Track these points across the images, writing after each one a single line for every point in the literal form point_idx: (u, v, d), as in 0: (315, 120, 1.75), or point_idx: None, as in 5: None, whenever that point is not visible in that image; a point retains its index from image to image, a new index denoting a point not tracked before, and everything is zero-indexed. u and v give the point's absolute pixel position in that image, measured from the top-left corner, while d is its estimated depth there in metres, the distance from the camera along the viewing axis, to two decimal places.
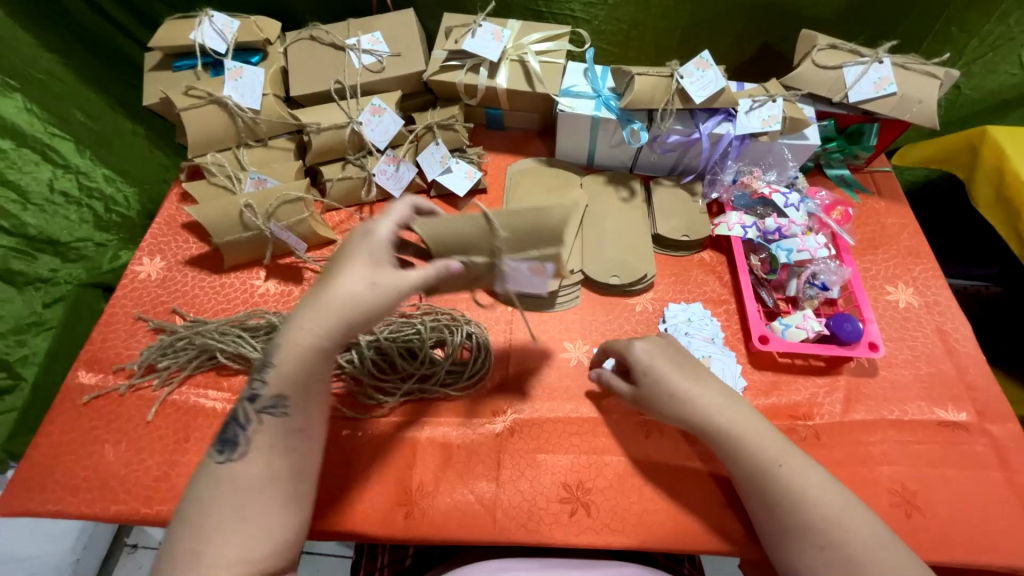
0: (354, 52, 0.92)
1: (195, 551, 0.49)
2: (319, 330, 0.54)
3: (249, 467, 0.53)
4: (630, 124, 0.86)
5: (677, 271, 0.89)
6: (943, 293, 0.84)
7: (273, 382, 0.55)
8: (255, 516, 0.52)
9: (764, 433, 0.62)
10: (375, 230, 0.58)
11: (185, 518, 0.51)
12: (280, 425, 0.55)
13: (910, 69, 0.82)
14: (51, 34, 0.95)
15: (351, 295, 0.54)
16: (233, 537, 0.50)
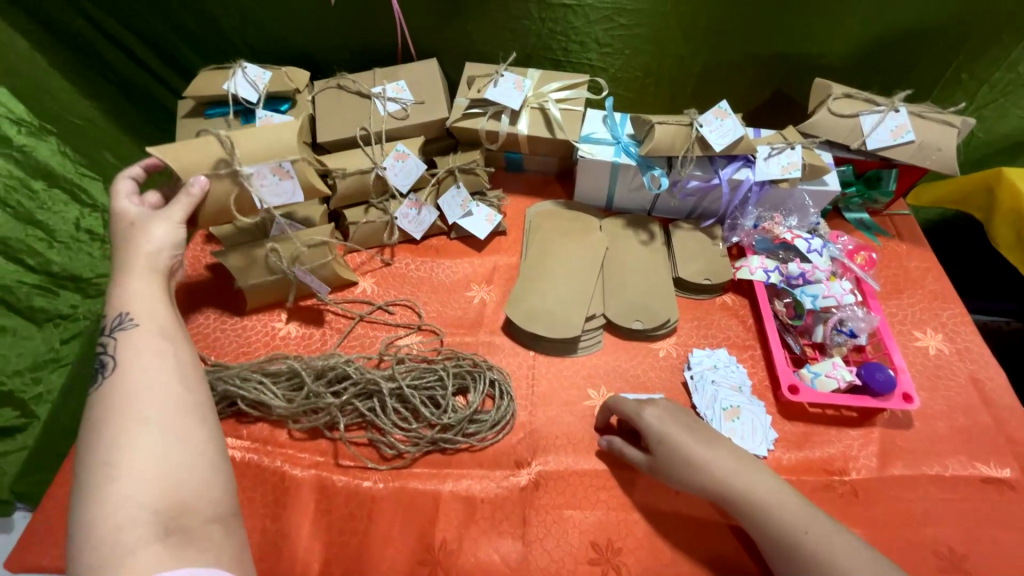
0: (379, 100, 0.95)
1: (98, 473, 0.45)
2: (147, 277, 0.60)
3: (127, 376, 0.51)
4: (651, 170, 0.88)
5: (699, 315, 0.88)
6: (974, 340, 0.83)
7: (139, 307, 0.57)
8: (178, 426, 0.49)
9: (787, 499, 0.60)
10: (121, 199, 0.67)
11: (84, 446, 0.47)
12: (134, 332, 0.54)
13: (926, 117, 0.83)
14: (86, 81, 0.99)
15: (144, 233, 0.63)
16: (148, 444, 0.47)
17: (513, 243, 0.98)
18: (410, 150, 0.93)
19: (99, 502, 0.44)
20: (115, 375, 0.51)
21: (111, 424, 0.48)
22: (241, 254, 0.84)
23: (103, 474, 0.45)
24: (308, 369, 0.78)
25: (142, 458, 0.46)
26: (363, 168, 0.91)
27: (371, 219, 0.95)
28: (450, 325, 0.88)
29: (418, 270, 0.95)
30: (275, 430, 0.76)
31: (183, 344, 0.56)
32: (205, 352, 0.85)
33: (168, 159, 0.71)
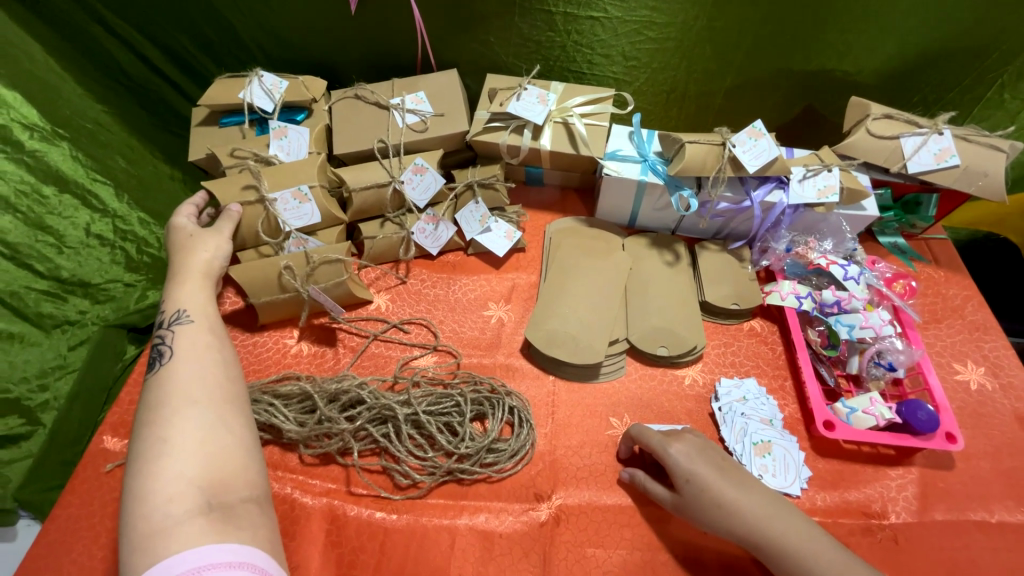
0: (397, 112, 0.92)
1: (152, 445, 0.50)
2: (198, 286, 0.69)
3: (182, 364, 0.59)
4: (679, 190, 0.84)
5: (726, 341, 0.85)
6: (1019, 375, 0.79)
7: (191, 307, 0.65)
8: (223, 414, 0.55)
9: (823, 547, 0.56)
10: (180, 216, 0.77)
11: (141, 423, 0.53)
12: (191, 327, 0.63)
13: (972, 140, 0.79)
14: (100, 85, 0.98)
15: (200, 249, 0.73)
16: (197, 424, 0.53)
17: (532, 260, 0.95)
18: (429, 164, 0.90)
19: (152, 470, 0.48)
20: (170, 365, 0.58)
21: (167, 404, 0.54)
22: (256, 271, 0.82)
23: (157, 448, 0.50)
24: (320, 392, 0.75)
25: (193, 434, 0.51)
26: (382, 182, 0.89)
27: (387, 233, 0.92)
28: (467, 346, 0.85)
29: (434, 288, 0.92)
30: (286, 454, 0.74)
31: (228, 343, 0.63)
32: None
33: (212, 188, 0.85)
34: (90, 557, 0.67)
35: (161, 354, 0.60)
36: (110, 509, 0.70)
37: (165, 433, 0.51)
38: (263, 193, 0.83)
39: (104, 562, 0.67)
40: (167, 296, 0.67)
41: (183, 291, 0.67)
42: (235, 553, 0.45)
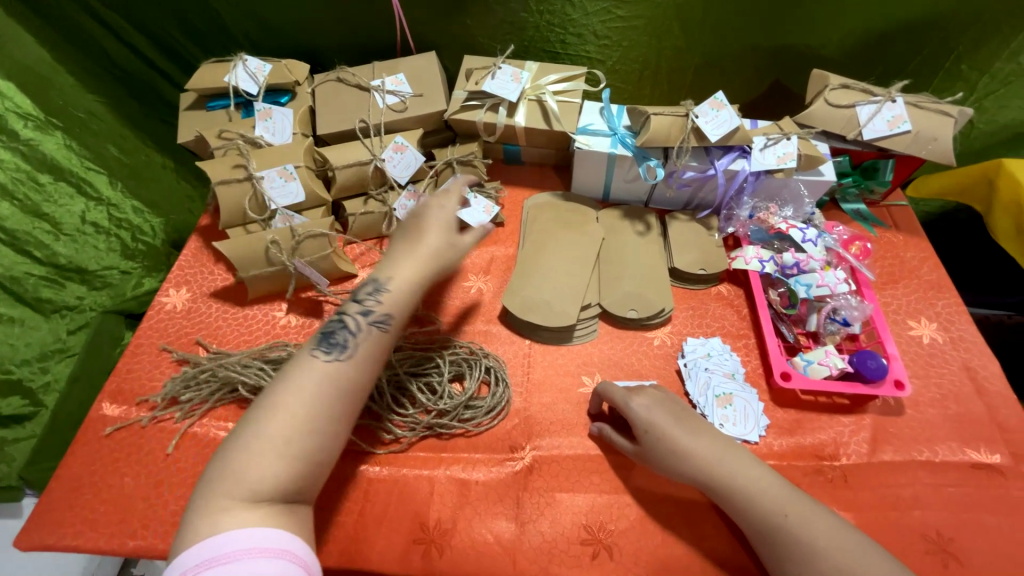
0: (378, 93, 0.96)
1: (271, 437, 0.52)
2: (416, 280, 0.66)
3: (348, 370, 0.58)
4: (646, 161, 0.88)
5: (694, 304, 0.89)
6: (968, 329, 0.83)
7: (388, 301, 0.63)
8: (335, 429, 0.56)
9: (767, 481, 0.62)
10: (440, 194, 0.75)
11: (273, 401, 0.54)
12: (383, 339, 0.62)
13: (923, 107, 0.84)
14: (91, 78, 1.00)
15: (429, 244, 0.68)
16: (311, 430, 0.54)
17: (510, 234, 0.99)
18: (408, 142, 0.94)
19: (251, 457, 0.51)
20: (349, 363, 0.58)
21: (300, 399, 0.55)
22: (243, 245, 0.86)
23: (278, 441, 0.52)
24: None
25: (309, 441, 0.53)
26: (363, 160, 0.93)
27: (369, 210, 0.95)
28: (447, 314, 0.90)
29: None
30: None
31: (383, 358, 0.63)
32: (206, 340, 0.87)
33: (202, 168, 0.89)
34: (92, 512, 0.71)
35: (342, 344, 0.60)
36: (110, 469, 0.75)
37: (284, 432, 0.52)
38: (251, 171, 0.88)
39: (105, 516, 0.71)
40: (382, 267, 0.67)
41: (403, 267, 0.66)
42: (260, 541, 0.47)
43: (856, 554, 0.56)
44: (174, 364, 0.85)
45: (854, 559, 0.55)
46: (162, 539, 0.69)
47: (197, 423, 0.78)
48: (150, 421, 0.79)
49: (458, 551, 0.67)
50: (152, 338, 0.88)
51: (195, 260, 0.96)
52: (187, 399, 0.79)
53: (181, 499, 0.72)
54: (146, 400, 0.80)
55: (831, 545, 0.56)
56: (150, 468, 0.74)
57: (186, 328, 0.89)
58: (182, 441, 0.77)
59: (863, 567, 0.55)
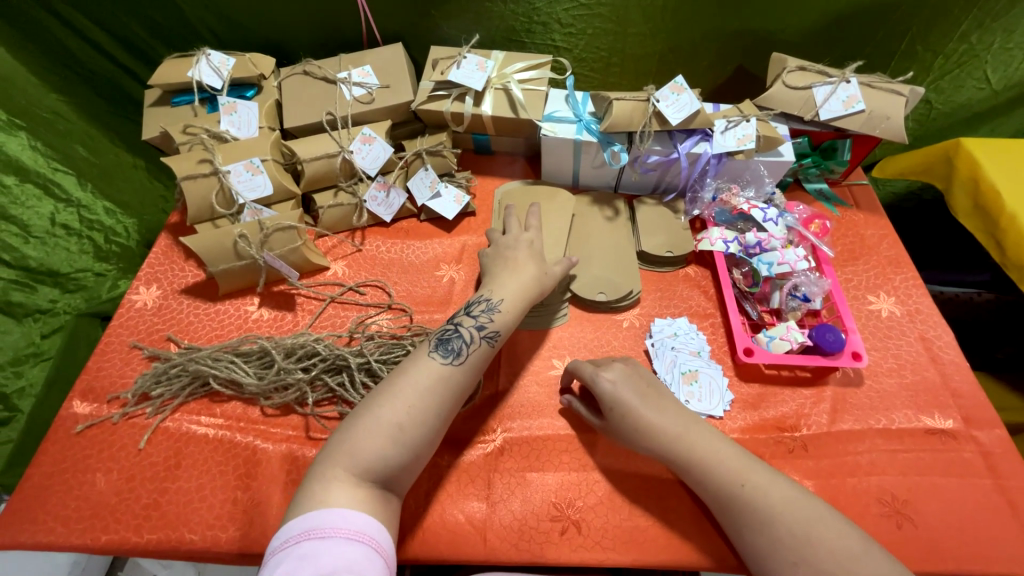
0: (344, 85, 0.96)
1: (391, 420, 0.60)
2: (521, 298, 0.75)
3: (458, 377, 0.66)
4: (611, 146, 0.89)
5: (662, 286, 0.91)
6: (925, 301, 0.86)
7: (500, 320, 0.71)
8: (431, 431, 0.63)
9: (727, 452, 0.64)
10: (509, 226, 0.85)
11: (386, 397, 0.62)
12: (489, 353, 0.70)
13: (875, 87, 0.86)
14: (54, 75, 0.98)
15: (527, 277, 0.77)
16: (414, 430, 0.61)
17: (482, 222, 1.00)
18: (377, 134, 0.94)
19: (368, 445, 0.59)
20: (451, 369, 0.66)
21: (406, 398, 0.62)
22: (211, 240, 0.86)
23: (389, 431, 0.60)
24: (278, 347, 0.81)
25: (412, 440, 0.61)
26: (331, 152, 0.93)
27: (339, 202, 0.96)
28: (419, 303, 0.90)
29: (389, 252, 0.97)
30: (248, 407, 0.79)
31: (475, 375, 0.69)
32: (178, 336, 0.87)
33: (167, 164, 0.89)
34: (64, 509, 0.71)
35: (458, 349, 0.67)
36: (81, 466, 0.74)
37: (402, 419, 0.61)
38: (217, 166, 0.88)
39: (77, 513, 0.71)
40: (497, 286, 0.75)
41: (506, 282, 0.76)
42: (362, 526, 0.54)
43: (808, 518, 0.58)
44: (145, 361, 0.85)
45: (807, 523, 0.57)
46: (135, 533, 0.69)
47: (169, 418, 0.78)
48: (121, 417, 0.78)
49: (431, 531, 0.68)
50: (122, 336, 0.87)
51: (166, 257, 0.96)
52: (158, 394, 0.79)
53: (153, 493, 0.72)
54: (117, 397, 0.80)
55: (785, 512, 0.58)
56: (122, 464, 0.74)
57: (156, 325, 0.88)
58: (153, 436, 0.77)
59: (815, 531, 0.57)
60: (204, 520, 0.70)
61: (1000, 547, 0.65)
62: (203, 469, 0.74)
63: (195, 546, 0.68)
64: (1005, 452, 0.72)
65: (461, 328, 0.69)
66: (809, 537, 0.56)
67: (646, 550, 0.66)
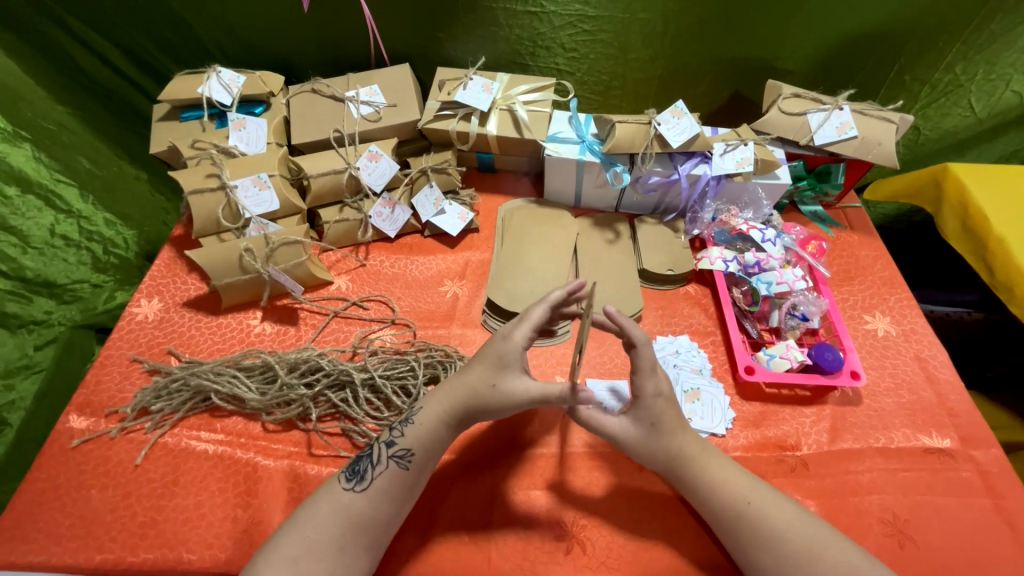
0: (352, 103, 0.98)
1: (285, 553, 0.58)
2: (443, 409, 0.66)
3: (360, 505, 0.62)
4: (613, 167, 0.91)
5: (663, 304, 0.92)
6: (920, 322, 0.88)
7: (410, 435, 0.66)
8: (345, 554, 0.59)
9: (731, 473, 0.64)
10: (512, 335, 0.67)
11: (297, 518, 0.61)
12: (401, 476, 0.64)
13: (867, 115, 0.90)
14: (64, 89, 1.00)
15: (475, 391, 0.66)
16: (318, 564, 0.58)
17: (486, 239, 1.01)
18: (383, 151, 0.96)
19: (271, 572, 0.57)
20: (354, 499, 0.62)
21: (311, 524, 0.60)
22: (216, 254, 0.86)
23: (289, 560, 0.57)
24: (281, 362, 0.81)
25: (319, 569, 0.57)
26: (337, 169, 0.94)
27: (344, 217, 0.97)
28: (423, 319, 0.91)
29: (393, 267, 0.98)
30: (249, 423, 0.79)
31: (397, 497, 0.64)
32: (179, 349, 0.87)
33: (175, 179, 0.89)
34: (57, 527, 0.69)
35: (361, 473, 0.64)
36: (76, 482, 0.73)
37: (296, 551, 0.58)
38: (225, 181, 0.88)
39: (70, 531, 0.69)
40: (436, 392, 0.69)
41: (442, 393, 0.68)
42: None
43: (812, 537, 0.58)
44: (145, 375, 0.84)
45: (811, 543, 0.58)
46: (131, 553, 0.67)
47: (168, 433, 0.77)
48: (119, 432, 0.77)
49: (434, 551, 0.67)
50: (122, 349, 0.87)
51: (168, 270, 0.96)
52: (158, 408, 0.78)
53: (150, 511, 0.71)
54: (116, 411, 0.79)
55: (788, 530, 0.59)
56: (118, 480, 0.73)
57: (157, 338, 0.88)
58: (152, 452, 0.76)
59: (817, 551, 0.57)
60: (202, 539, 0.68)
61: (1001, 567, 0.65)
62: (202, 486, 0.73)
63: (192, 566, 0.67)
64: (1002, 472, 0.73)
65: (371, 447, 0.67)
66: (817, 558, 0.57)
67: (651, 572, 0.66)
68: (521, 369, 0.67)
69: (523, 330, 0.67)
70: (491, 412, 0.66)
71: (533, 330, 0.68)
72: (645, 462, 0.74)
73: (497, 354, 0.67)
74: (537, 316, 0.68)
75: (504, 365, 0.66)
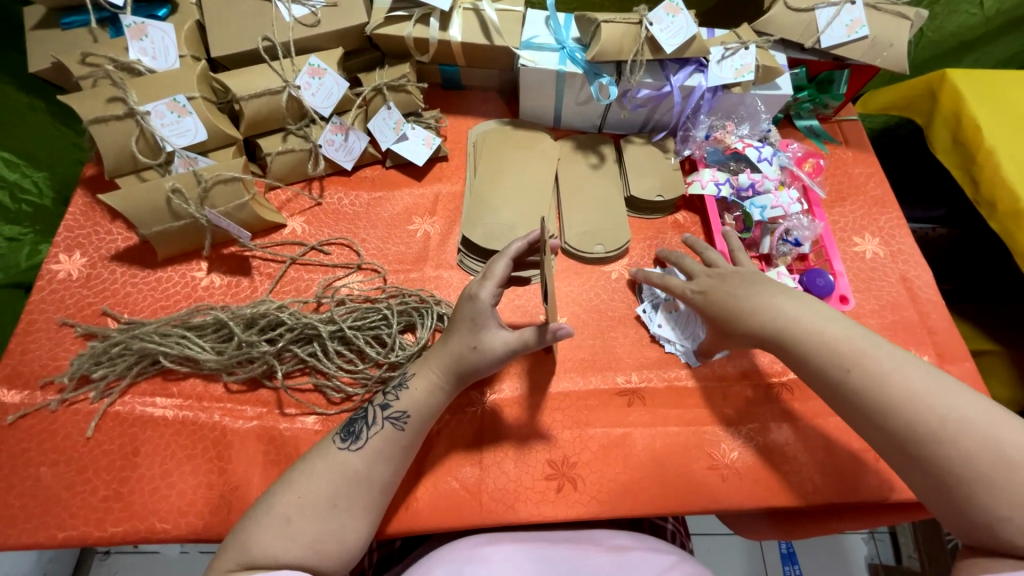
0: (282, 3, 0.80)
1: (279, 511, 0.55)
2: (431, 378, 0.63)
3: (355, 465, 0.58)
4: (598, 78, 0.80)
5: (651, 234, 0.86)
6: (908, 242, 0.86)
7: (405, 397, 0.62)
8: (341, 516, 0.56)
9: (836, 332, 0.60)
10: (478, 294, 0.62)
11: (289, 478, 0.58)
12: (396, 438, 0.60)
13: (881, 9, 0.81)
14: None
15: (459, 356, 0.62)
16: (314, 525, 0.54)
17: (456, 168, 0.90)
18: (327, 64, 0.80)
19: (261, 534, 0.53)
20: (350, 459, 0.58)
21: (303, 484, 0.56)
22: (139, 197, 0.73)
23: (280, 520, 0.54)
24: (235, 319, 0.72)
25: (314, 530, 0.54)
26: (274, 88, 0.79)
27: (290, 147, 0.83)
28: (393, 262, 0.83)
29: (354, 205, 0.87)
30: (209, 384, 0.72)
31: (395, 458, 0.60)
32: (115, 310, 0.76)
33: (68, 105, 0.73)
34: (7, 508, 0.64)
35: (356, 433, 0.60)
36: (19, 461, 0.66)
37: (289, 509, 0.55)
38: (132, 106, 0.72)
39: (24, 511, 0.64)
40: (419, 361, 0.65)
41: (426, 363, 0.64)
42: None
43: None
44: (80, 340, 0.74)
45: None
46: (98, 527, 0.63)
47: (118, 401, 0.70)
48: (60, 404, 0.69)
49: (424, 503, 0.66)
50: (47, 312, 0.75)
51: (85, 218, 0.82)
52: (100, 376, 0.70)
53: (113, 484, 0.65)
54: (51, 381, 0.70)
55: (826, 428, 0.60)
56: (70, 455, 0.67)
57: (87, 298, 0.77)
58: (103, 423, 0.69)
59: None
60: (176, 508, 0.64)
61: None
62: (167, 455, 0.67)
63: (169, 534, 0.63)
64: (972, 384, 0.75)
65: (365, 409, 0.62)
66: None
67: (642, 502, 0.67)
68: (498, 324, 0.63)
69: (491, 287, 0.62)
70: (482, 371, 0.62)
71: (499, 285, 0.63)
72: (634, 399, 0.73)
73: (468, 317, 0.62)
74: (498, 270, 0.63)
75: (480, 325, 0.62)
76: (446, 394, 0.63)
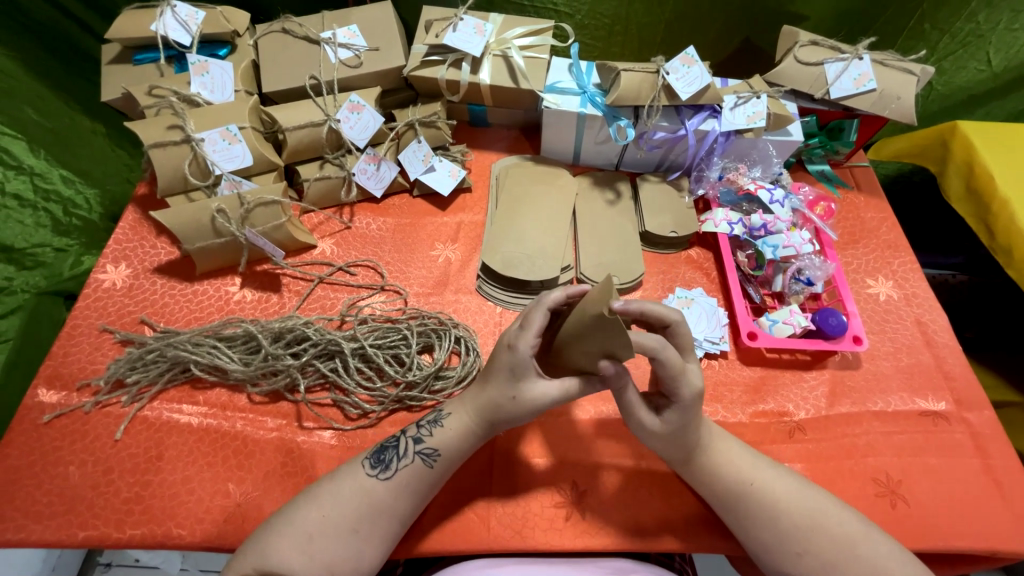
0: (329, 46, 0.88)
1: (302, 529, 0.56)
2: (456, 419, 0.63)
3: (381, 495, 0.59)
4: (617, 121, 0.85)
5: (665, 268, 0.89)
6: (922, 286, 0.86)
7: (437, 434, 0.62)
8: (358, 542, 0.57)
9: (736, 450, 0.63)
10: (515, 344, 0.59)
11: (311, 497, 0.59)
12: (424, 474, 0.61)
13: (888, 65, 0.85)
14: (12, 34, 0.86)
15: (496, 405, 0.61)
16: (331, 547, 0.56)
17: (479, 200, 0.95)
18: (366, 101, 0.87)
19: (283, 551, 0.55)
20: (377, 488, 0.59)
21: (330, 506, 0.58)
22: (185, 216, 0.79)
23: (303, 538, 0.56)
24: (264, 332, 0.76)
25: (331, 552, 0.56)
26: (316, 121, 0.85)
27: (326, 174, 0.89)
28: (414, 285, 0.86)
29: (381, 230, 0.92)
30: (234, 395, 0.75)
31: (420, 496, 0.61)
32: (152, 318, 0.81)
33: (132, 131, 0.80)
34: (35, 504, 0.66)
35: (384, 461, 0.61)
36: (51, 459, 0.69)
37: (312, 528, 0.56)
38: (189, 133, 0.79)
39: (51, 508, 0.66)
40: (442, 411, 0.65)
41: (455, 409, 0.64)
42: None
43: (817, 501, 0.59)
44: (118, 345, 0.78)
45: (811, 506, 0.58)
46: (117, 529, 0.65)
47: (147, 406, 0.73)
48: (94, 406, 0.73)
49: (432, 524, 0.66)
50: (90, 318, 0.80)
51: (133, 233, 0.88)
52: (134, 381, 0.74)
53: (135, 487, 0.68)
54: (88, 384, 0.74)
55: (750, 524, 0.59)
56: (98, 455, 0.70)
57: (128, 307, 0.82)
58: (131, 426, 0.72)
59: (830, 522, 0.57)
60: (193, 514, 0.66)
61: (987, 526, 0.67)
62: (188, 461, 0.70)
63: (183, 540, 0.65)
64: (993, 434, 0.74)
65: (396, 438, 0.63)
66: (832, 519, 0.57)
67: (650, 535, 0.66)
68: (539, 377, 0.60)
69: (530, 339, 0.58)
70: (512, 417, 0.61)
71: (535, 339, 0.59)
72: None
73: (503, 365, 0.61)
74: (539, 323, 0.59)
75: (518, 373, 0.60)
76: (481, 432, 0.63)
